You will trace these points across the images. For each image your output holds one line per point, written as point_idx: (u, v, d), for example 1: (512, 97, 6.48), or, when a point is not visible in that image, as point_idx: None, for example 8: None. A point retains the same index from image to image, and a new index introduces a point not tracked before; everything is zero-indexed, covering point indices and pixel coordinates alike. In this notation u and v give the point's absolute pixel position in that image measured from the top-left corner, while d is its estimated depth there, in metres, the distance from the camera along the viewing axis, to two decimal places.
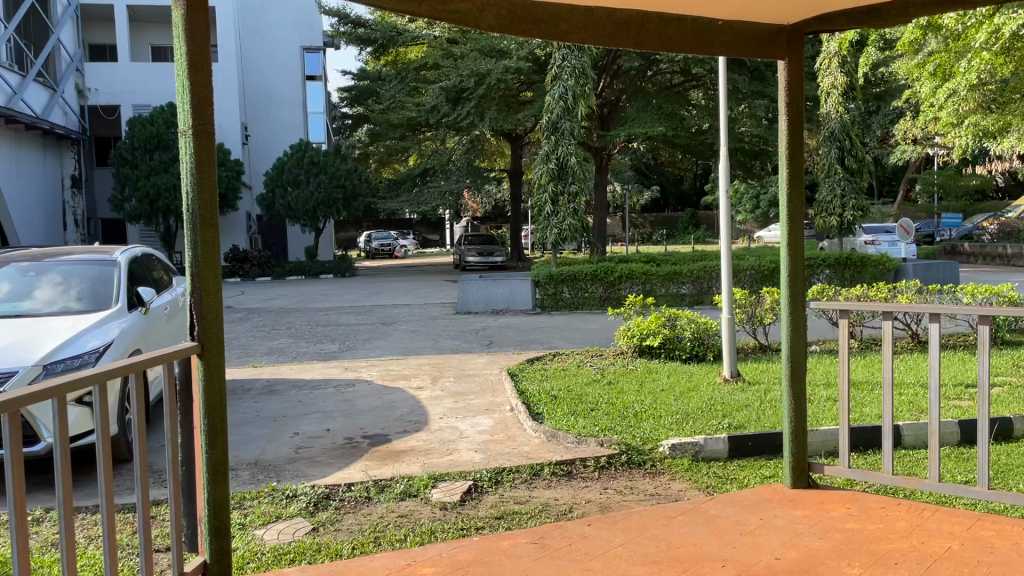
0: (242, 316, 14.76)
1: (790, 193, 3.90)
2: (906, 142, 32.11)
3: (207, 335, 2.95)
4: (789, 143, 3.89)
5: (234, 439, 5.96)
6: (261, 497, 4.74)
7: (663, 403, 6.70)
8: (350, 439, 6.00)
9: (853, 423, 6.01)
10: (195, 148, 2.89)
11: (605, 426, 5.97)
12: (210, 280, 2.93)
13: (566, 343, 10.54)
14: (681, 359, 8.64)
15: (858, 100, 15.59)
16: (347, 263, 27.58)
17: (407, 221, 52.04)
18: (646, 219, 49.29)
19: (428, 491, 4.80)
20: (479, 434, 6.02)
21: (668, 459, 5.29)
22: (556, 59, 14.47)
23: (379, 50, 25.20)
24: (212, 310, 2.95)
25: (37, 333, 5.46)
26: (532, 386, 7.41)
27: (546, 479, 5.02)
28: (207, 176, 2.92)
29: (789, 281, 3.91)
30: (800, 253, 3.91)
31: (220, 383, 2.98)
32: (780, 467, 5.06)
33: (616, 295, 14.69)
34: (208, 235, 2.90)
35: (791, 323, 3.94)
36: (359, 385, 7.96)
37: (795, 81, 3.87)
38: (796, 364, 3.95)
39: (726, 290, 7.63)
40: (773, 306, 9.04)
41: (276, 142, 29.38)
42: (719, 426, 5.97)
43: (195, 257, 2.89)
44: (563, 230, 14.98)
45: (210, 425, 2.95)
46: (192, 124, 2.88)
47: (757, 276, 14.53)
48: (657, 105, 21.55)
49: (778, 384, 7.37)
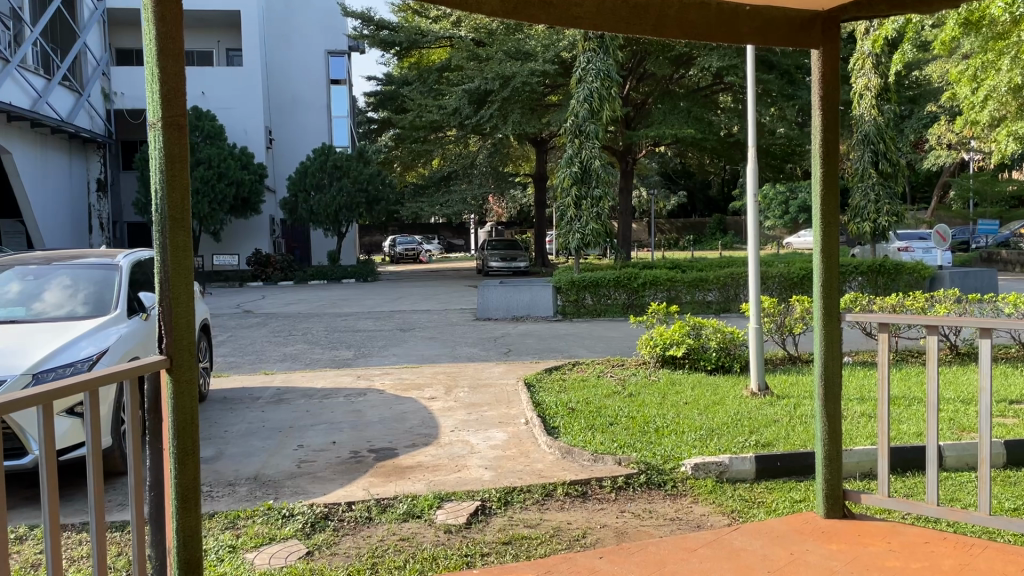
0: (260, 321, 14.55)
1: (825, 193, 3.56)
2: (940, 147, 31.44)
3: (177, 347, 2.68)
4: (822, 142, 3.56)
5: (235, 453, 5.72)
6: (255, 516, 4.47)
7: (686, 418, 6.35)
8: (355, 453, 5.72)
9: (889, 442, 5.64)
10: (166, 141, 2.63)
11: (624, 442, 5.64)
12: (180, 287, 2.67)
13: (587, 352, 10.20)
14: (706, 371, 8.28)
15: (893, 101, 15.11)
16: (370, 267, 27.47)
17: (433, 225, 52.00)
18: (673, 225, 48.83)
19: (433, 512, 4.50)
20: (491, 449, 5.72)
21: (689, 480, 4.95)
22: (581, 61, 14.22)
23: (403, 52, 24.91)
24: (184, 319, 2.68)
25: (29, 341, 5.24)
26: (548, 398, 7.09)
27: (559, 500, 4.70)
28: (178, 172, 2.66)
29: (823, 291, 3.57)
30: (835, 261, 3.57)
31: (193, 402, 2.72)
32: (812, 491, 4.71)
33: (640, 302, 14.33)
34: (179, 237, 2.65)
35: (825, 338, 3.59)
36: (371, 395, 7.68)
37: (830, 73, 3.55)
38: (831, 384, 3.62)
39: (754, 299, 7.25)
40: (803, 315, 8.67)
41: (301, 147, 29.42)
42: (746, 443, 5.62)
43: (164, 264, 2.64)
44: (586, 235, 14.57)
45: (179, 449, 2.68)
46: (160, 116, 2.63)
47: (786, 284, 14.09)
48: (686, 108, 21.14)
49: (808, 398, 6.98)
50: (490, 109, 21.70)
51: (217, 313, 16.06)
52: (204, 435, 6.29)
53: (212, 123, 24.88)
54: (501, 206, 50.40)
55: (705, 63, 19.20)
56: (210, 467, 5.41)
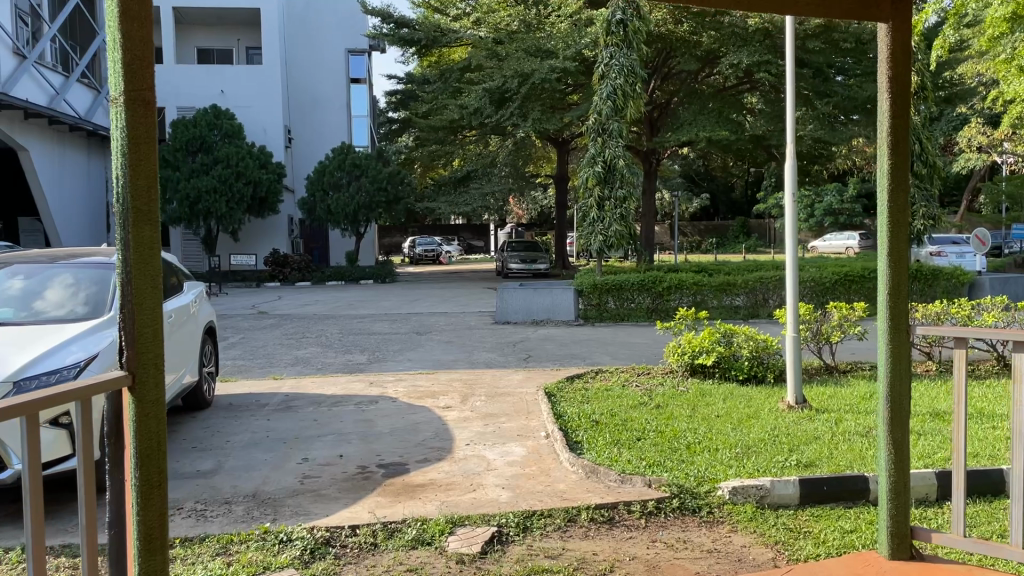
0: (274, 323, 14.26)
1: (893, 188, 3.11)
2: (971, 149, 30.65)
3: (141, 360, 2.27)
4: (890, 131, 3.11)
5: (236, 467, 5.34)
6: (250, 541, 4.07)
7: (719, 433, 5.89)
8: (363, 468, 5.32)
9: (946, 465, 5.14)
10: (128, 119, 2.24)
11: (654, 461, 5.18)
12: (146, 291, 2.27)
13: (610, 359, 9.75)
14: (738, 380, 7.81)
15: (929, 100, 14.48)
16: (388, 268, 27.09)
17: (453, 227, 51.71)
18: (695, 228, 48.20)
19: (444, 539, 4.08)
20: (509, 466, 5.30)
21: (727, 505, 4.50)
22: (603, 57, 13.58)
23: (422, 50, 24.44)
24: (150, 329, 2.28)
25: (15, 346, 4.87)
26: (571, 408, 6.66)
27: (583, 527, 4.27)
28: (143, 156, 2.26)
29: (890, 293, 3.12)
30: (903, 262, 3.12)
31: (161, 424, 2.32)
32: (864, 519, 4.27)
33: (665, 306, 13.82)
34: (144, 233, 2.26)
35: (891, 352, 3.13)
36: (382, 403, 7.29)
37: (900, 50, 3.10)
38: (899, 407, 3.16)
39: (791, 304, 6.76)
40: (841, 322, 8.18)
41: (319, 146, 29.14)
42: (786, 463, 5.15)
43: (125, 262, 2.24)
44: (609, 236, 14.13)
45: (142, 480, 2.29)
46: (122, 91, 2.24)
47: (818, 289, 13.61)
48: (713, 109, 20.62)
49: (849, 413, 6.52)
50: (511, 107, 21.29)
51: (232, 314, 15.79)
52: (203, 446, 5.91)
53: (231, 122, 24.60)
54: (522, 208, 50.09)
55: (734, 60, 18.65)
56: (207, 483, 5.03)
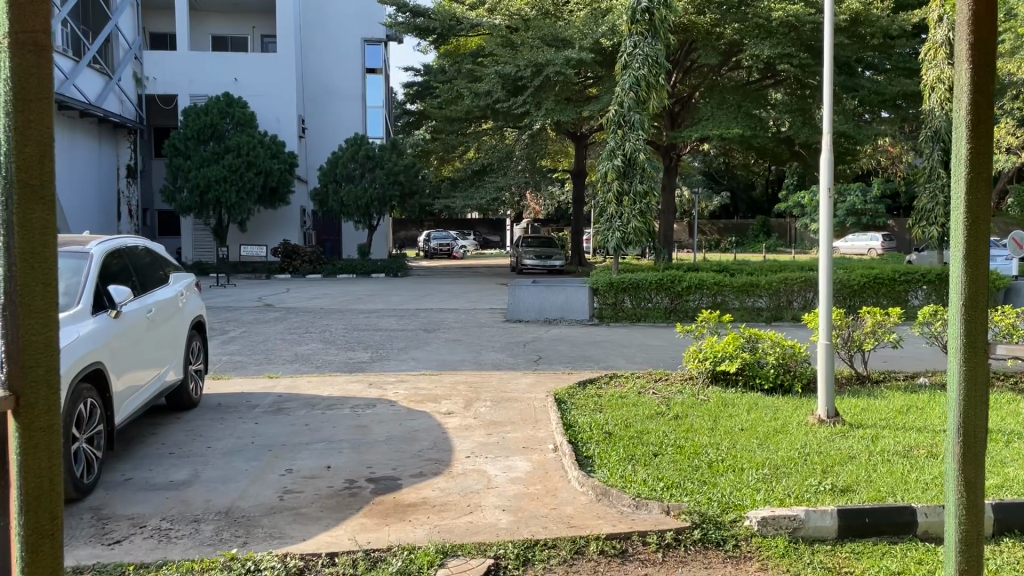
0: (278, 316, 13.82)
1: (971, 181, 2.44)
2: (1002, 150, 29.80)
3: (28, 375, 1.83)
4: (969, 110, 2.44)
5: (213, 477, 4.87)
6: (212, 571, 3.57)
7: (744, 450, 5.36)
8: (351, 483, 4.83)
9: (998, 495, 4.59)
10: (14, 69, 1.79)
11: (673, 481, 4.66)
12: (36, 293, 1.82)
13: (626, 362, 9.22)
14: (762, 390, 7.25)
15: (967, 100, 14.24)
16: (401, 262, 26.56)
17: (469, 222, 51.26)
18: (714, 227, 47.53)
19: (433, 572, 3.57)
20: (511, 484, 4.79)
21: (756, 538, 3.97)
22: (626, 46, 12.95)
23: (438, 40, 23.78)
24: (40, 337, 1.83)
25: None
26: (581, 418, 6.15)
27: (591, 561, 3.76)
28: (34, 116, 1.81)
29: (970, 303, 2.45)
30: (983, 267, 2.45)
31: (55, 459, 1.88)
32: (911, 561, 3.71)
33: (684, 307, 13.19)
34: (32, 210, 1.81)
35: (965, 376, 2.48)
36: (380, 407, 6.79)
37: (984, 11, 2.44)
38: (973, 442, 2.50)
39: (825, 310, 6.17)
40: (875, 329, 7.61)
41: (333, 137, 28.74)
42: (820, 487, 4.61)
43: (9, 248, 1.80)
44: (627, 233, 13.50)
45: (28, 526, 1.85)
46: (6, 32, 1.78)
47: (847, 291, 12.97)
48: (735, 104, 19.79)
49: (887, 430, 5.94)
50: (523, 95, 20.74)
51: (237, 307, 15.33)
52: (182, 452, 5.44)
53: (243, 110, 24.19)
54: (539, 204, 49.62)
55: (755, 51, 17.98)
56: (176, 496, 4.56)
